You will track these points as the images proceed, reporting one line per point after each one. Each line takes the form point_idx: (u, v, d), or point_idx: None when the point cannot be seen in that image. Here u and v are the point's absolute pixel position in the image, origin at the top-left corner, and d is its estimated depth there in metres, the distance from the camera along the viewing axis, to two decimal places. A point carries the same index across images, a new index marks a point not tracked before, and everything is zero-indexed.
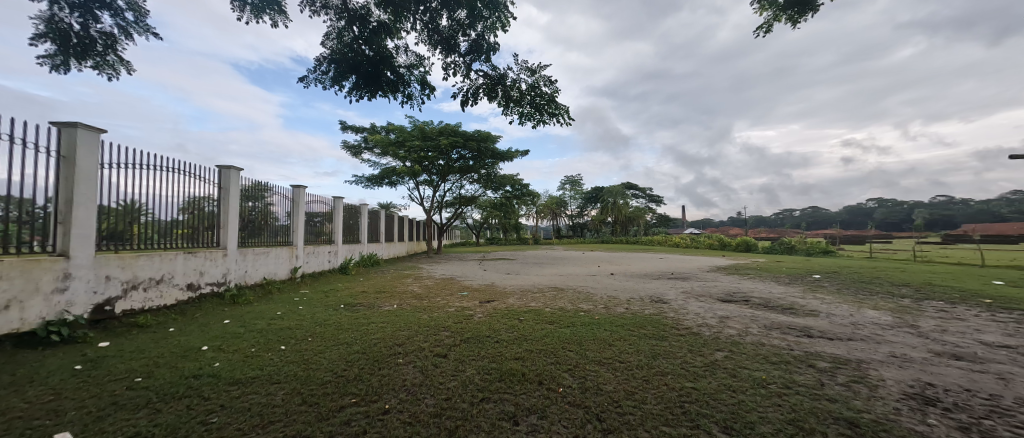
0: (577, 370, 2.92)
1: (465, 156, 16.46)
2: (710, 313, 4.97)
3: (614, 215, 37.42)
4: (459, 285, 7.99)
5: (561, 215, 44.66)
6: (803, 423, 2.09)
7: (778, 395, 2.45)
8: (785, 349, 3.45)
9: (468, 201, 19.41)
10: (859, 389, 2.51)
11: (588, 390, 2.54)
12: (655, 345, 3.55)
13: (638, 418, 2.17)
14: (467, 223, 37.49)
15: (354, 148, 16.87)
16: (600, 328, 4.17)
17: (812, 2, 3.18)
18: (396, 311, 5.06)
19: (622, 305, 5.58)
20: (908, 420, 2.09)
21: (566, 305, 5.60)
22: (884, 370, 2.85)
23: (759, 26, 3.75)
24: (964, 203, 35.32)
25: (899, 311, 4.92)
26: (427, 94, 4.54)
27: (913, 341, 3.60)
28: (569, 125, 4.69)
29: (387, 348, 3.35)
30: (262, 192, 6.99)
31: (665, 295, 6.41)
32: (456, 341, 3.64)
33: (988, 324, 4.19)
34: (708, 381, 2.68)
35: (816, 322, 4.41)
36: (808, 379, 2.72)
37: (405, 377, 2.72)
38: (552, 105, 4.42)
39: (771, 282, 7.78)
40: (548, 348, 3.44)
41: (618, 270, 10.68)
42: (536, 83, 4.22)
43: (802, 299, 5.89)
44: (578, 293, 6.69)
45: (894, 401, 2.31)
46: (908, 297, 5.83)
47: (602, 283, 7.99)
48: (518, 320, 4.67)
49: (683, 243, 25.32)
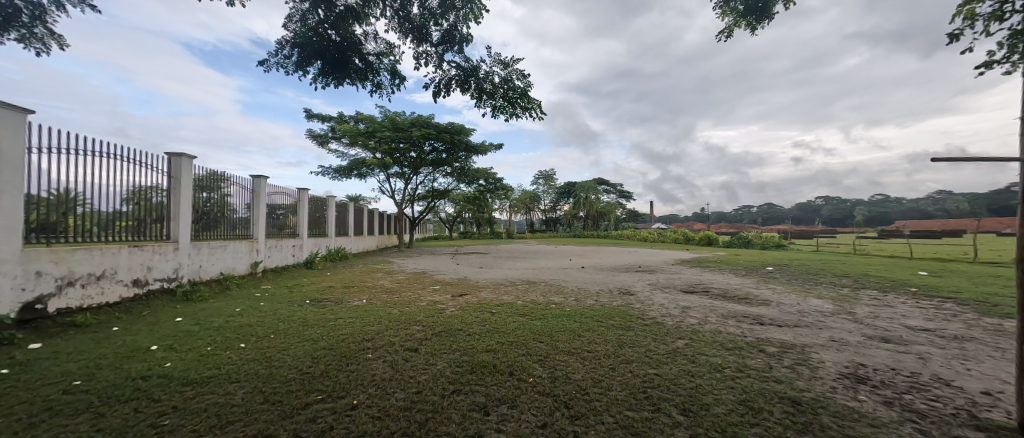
0: (548, 360, 2.99)
1: (438, 149, 16.16)
2: (673, 304, 5.23)
3: (586, 210, 38.07)
4: (432, 279, 7.92)
5: (534, 210, 44.99)
6: (753, 403, 2.26)
7: (731, 378, 2.63)
8: (739, 336, 3.69)
9: (441, 195, 19.08)
10: (802, 370, 2.75)
11: (558, 380, 2.61)
12: (622, 335, 3.69)
13: (604, 404, 2.26)
14: (439, 217, 36.85)
15: (321, 136, 16.13)
16: (570, 320, 4.27)
17: (769, 10, 3.36)
18: (365, 306, 4.94)
19: (591, 297, 5.75)
20: (843, 397, 2.31)
21: (538, 298, 5.68)
22: (824, 353, 3.13)
23: (722, 31, 3.92)
24: (898, 202, 38.75)
25: (840, 299, 5.38)
26: (397, 84, 4.43)
27: (850, 327, 3.95)
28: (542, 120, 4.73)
29: (356, 344, 3.28)
30: (219, 182, 6.57)
31: (633, 287, 6.62)
32: (427, 335, 3.62)
33: (913, 310, 4.68)
34: (669, 368, 2.83)
35: (767, 310, 4.75)
36: (759, 362, 2.93)
37: (375, 372, 2.68)
38: (525, 99, 4.43)
39: (730, 274, 8.27)
40: (519, 340, 3.50)
41: (589, 264, 10.91)
42: (509, 77, 4.21)
43: (756, 289, 6.32)
44: (550, 286, 6.81)
45: (831, 381, 2.55)
46: (848, 287, 6.38)
47: (573, 276, 8.15)
48: (490, 313, 4.70)
49: (652, 238, 26.12)
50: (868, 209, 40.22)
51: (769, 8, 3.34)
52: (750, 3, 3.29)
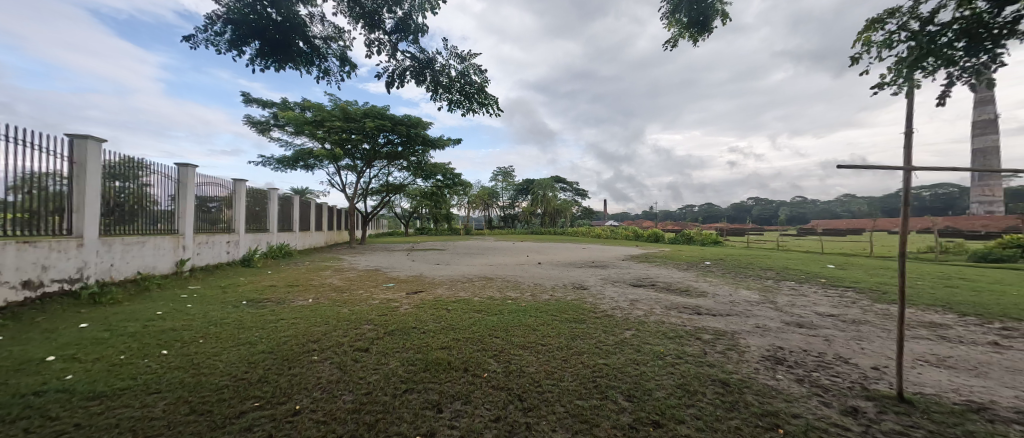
0: (502, 355, 3.02)
1: (393, 141, 15.56)
2: (622, 297, 5.52)
3: (543, 207, 38.81)
4: (385, 276, 7.65)
5: (493, 206, 44.92)
6: (689, 386, 2.46)
7: (672, 364, 2.83)
8: (679, 325, 3.98)
9: (396, 189, 18.43)
10: (731, 355, 3.03)
11: (512, 374, 2.65)
12: (575, 328, 3.83)
13: (555, 395, 2.34)
14: (394, 213, 35.57)
15: (261, 123, 14.86)
16: (525, 315, 4.35)
17: (709, 25, 3.62)
18: (311, 305, 4.66)
19: (546, 292, 5.90)
20: (764, 376, 2.59)
21: (494, 294, 5.70)
22: (750, 338, 3.47)
23: (669, 41, 4.15)
24: (814, 204, 43.73)
25: (765, 290, 6.00)
26: (347, 71, 4.21)
27: (772, 314, 4.41)
28: (498, 116, 4.75)
29: (299, 346, 3.08)
30: (135, 170, 5.83)
31: (586, 282, 6.87)
32: (379, 334, 3.50)
33: (822, 298, 5.34)
34: (617, 357, 2.98)
35: (704, 301, 5.17)
36: (695, 349, 3.18)
37: (320, 375, 2.54)
38: (482, 95, 4.42)
39: (674, 268, 8.88)
40: (475, 336, 3.49)
41: (545, 260, 11.13)
42: (466, 71, 4.17)
43: (696, 282, 6.85)
44: (507, 282, 6.87)
45: (755, 363, 2.84)
46: (772, 278, 7.12)
47: (530, 272, 8.28)
48: (446, 309, 4.64)
49: (605, 234, 27.23)
50: (790, 209, 45.03)
51: (709, 23, 3.60)
52: (694, 16, 3.52)
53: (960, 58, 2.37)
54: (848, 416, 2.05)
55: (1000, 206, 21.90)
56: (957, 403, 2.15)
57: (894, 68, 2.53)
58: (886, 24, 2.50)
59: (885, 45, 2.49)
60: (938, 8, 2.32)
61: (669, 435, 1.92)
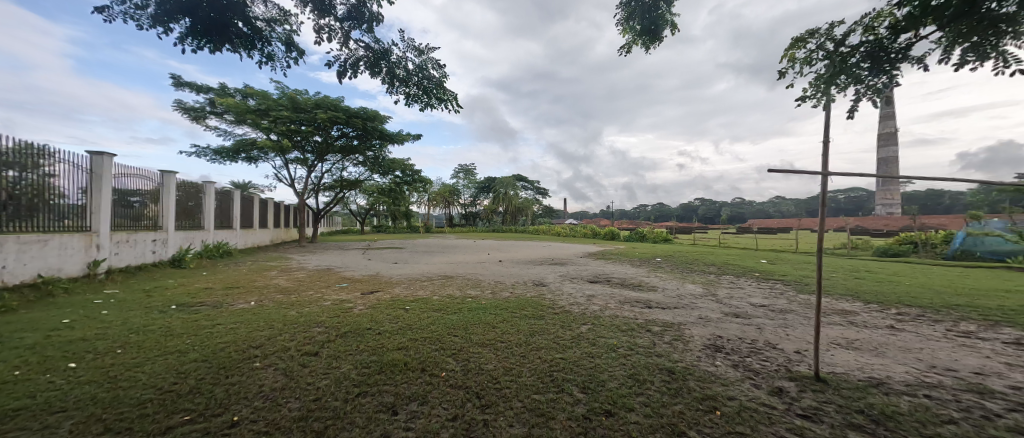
0: (461, 353, 3.00)
1: (348, 134, 14.83)
2: (579, 293, 5.71)
3: (505, 205, 38.94)
4: (339, 276, 7.29)
5: (454, 204, 44.26)
6: (639, 376, 2.59)
7: (624, 356, 2.97)
8: (632, 318, 4.19)
9: (351, 185, 17.60)
10: (677, 344, 3.25)
11: (470, 371, 2.64)
12: (534, 324, 3.89)
13: (513, 390, 2.37)
14: (349, 210, 33.92)
15: (195, 110, 13.50)
16: (485, 312, 4.35)
17: (660, 34, 3.81)
18: (254, 308, 4.33)
19: (507, 289, 5.95)
20: (705, 363, 2.80)
21: (454, 293, 5.65)
22: (694, 329, 3.74)
23: (624, 46, 4.33)
24: (751, 205, 47.79)
25: (708, 283, 6.48)
26: (294, 57, 3.95)
27: (713, 306, 4.78)
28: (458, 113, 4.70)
29: (238, 353, 2.85)
30: (33, 158, 5.06)
31: (546, 279, 7.02)
32: (330, 337, 3.33)
33: (755, 290, 5.88)
34: (573, 351, 3.08)
35: (654, 295, 5.48)
36: (645, 340, 3.37)
37: (263, 382, 2.37)
38: (441, 90, 4.35)
39: (628, 265, 9.32)
40: (433, 335, 3.43)
41: (506, 257, 11.18)
42: (424, 65, 4.07)
43: (648, 277, 7.24)
44: (467, 280, 6.84)
45: (697, 351, 3.06)
46: (714, 273, 7.70)
47: (490, 270, 8.30)
48: (403, 309, 4.52)
49: (565, 232, 27.86)
50: (731, 209, 48.85)
51: (659, 32, 3.79)
52: (645, 24, 3.70)
53: (865, 77, 2.70)
54: (774, 396, 2.27)
55: (898, 208, 25.31)
56: (862, 379, 2.46)
57: (814, 83, 2.82)
58: (807, 43, 2.78)
59: (807, 61, 2.78)
60: (849, 32, 2.62)
61: (620, 423, 2.02)
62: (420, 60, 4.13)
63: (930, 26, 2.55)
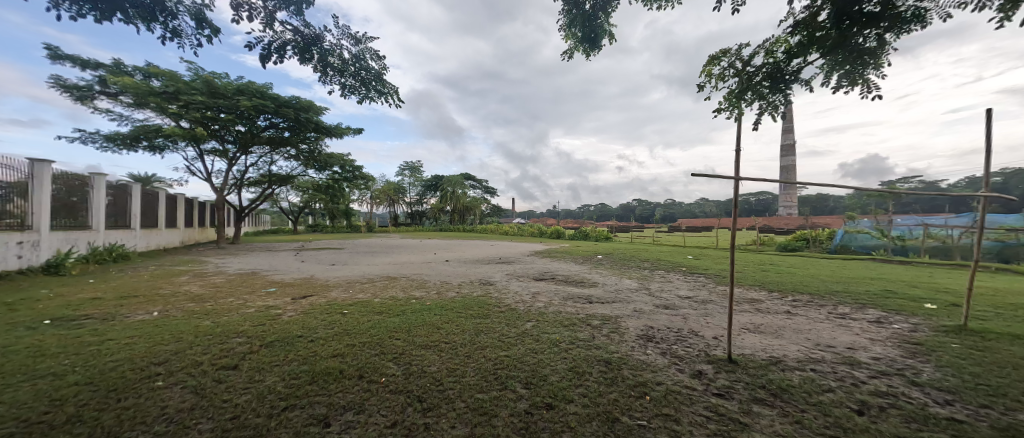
0: (403, 356, 2.90)
1: (277, 125, 13.57)
2: (525, 291, 5.82)
3: (452, 204, 38.33)
4: (266, 280, 6.64)
5: (399, 202, 42.35)
6: (579, 368, 2.70)
7: (566, 350, 3.08)
8: (574, 313, 4.37)
9: (281, 180, 16.13)
10: (614, 336, 3.45)
11: (412, 375, 2.56)
12: (479, 323, 3.88)
13: (456, 391, 2.34)
14: (280, 208, 31.03)
15: (80, 89, 11.42)
16: (430, 313, 4.25)
17: (599, 42, 4.01)
18: (157, 320, 3.77)
19: (453, 289, 5.87)
20: (637, 352, 3.01)
21: (397, 294, 5.43)
22: (629, 321, 4.00)
23: (566, 51, 4.49)
24: (681, 206, 52.21)
25: (642, 278, 6.96)
26: (207, 35, 3.52)
27: (646, 299, 5.15)
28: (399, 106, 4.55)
29: (135, 372, 2.47)
30: None
31: (492, 278, 7.03)
32: (254, 348, 3.03)
33: (682, 283, 6.44)
34: (517, 348, 3.12)
35: (595, 290, 5.77)
36: (586, 334, 3.52)
37: (166, 403, 2.08)
38: (380, 83, 4.17)
39: (572, 262, 9.68)
40: (372, 340, 3.28)
41: (453, 257, 11.01)
42: (361, 55, 3.86)
43: (590, 274, 7.58)
44: (411, 281, 6.61)
45: (631, 342, 3.28)
46: (648, 268, 8.30)
47: (436, 270, 8.12)
48: (341, 313, 4.25)
49: (512, 231, 28.13)
50: (663, 209, 52.92)
51: (598, 40, 3.99)
52: (586, 32, 3.87)
53: (766, 94, 3.12)
54: (695, 379, 2.51)
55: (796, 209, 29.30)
56: (764, 358, 2.81)
57: (727, 97, 3.19)
58: (721, 60, 3.12)
59: (720, 77, 3.13)
60: (753, 54, 2.99)
61: (560, 415, 2.09)
62: (358, 50, 3.90)
63: (815, 54, 3.01)
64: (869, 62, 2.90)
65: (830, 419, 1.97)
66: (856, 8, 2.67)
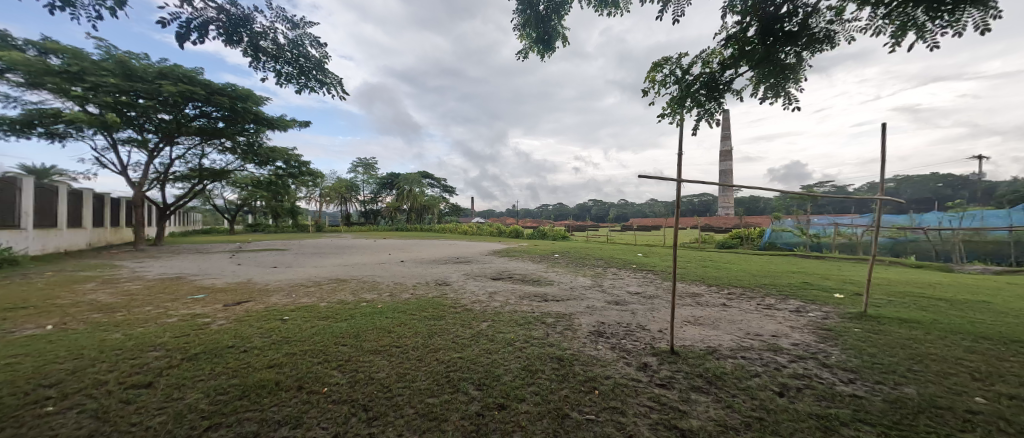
0: (349, 364, 2.74)
1: (210, 114, 12.34)
2: (482, 290, 5.77)
3: (409, 202, 37.18)
4: (194, 286, 5.99)
5: (352, 200, 40.28)
6: (532, 366, 2.72)
7: (520, 349, 3.09)
8: (529, 312, 4.41)
9: (214, 175, 14.69)
10: (567, 333, 3.53)
11: (358, 383, 2.43)
12: (433, 325, 3.78)
13: (406, 397, 2.25)
14: (213, 205, 28.23)
15: None
16: (381, 316, 4.07)
17: (552, 44, 4.07)
18: (50, 334, 3.25)
19: (407, 290, 5.68)
20: (589, 348, 3.10)
21: (346, 297, 5.15)
22: (582, 317, 4.11)
23: (521, 51, 4.50)
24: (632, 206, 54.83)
25: (596, 276, 7.20)
26: (110, 7, 3.11)
27: (599, 296, 5.34)
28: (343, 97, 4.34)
29: (16, 397, 2.10)
30: None
31: (449, 278, 6.90)
32: (174, 362, 2.71)
33: (632, 279, 6.76)
34: (471, 349, 3.08)
35: (551, 289, 5.87)
36: (540, 332, 3.56)
37: (56, 432, 1.79)
38: (321, 72, 3.94)
39: (529, 261, 9.79)
40: (316, 347, 3.07)
41: (409, 257, 10.66)
42: (299, 41, 3.61)
43: (546, 272, 7.72)
44: (362, 283, 6.31)
45: (583, 338, 3.37)
46: (602, 266, 8.61)
47: (390, 271, 7.82)
48: (281, 320, 3.94)
49: (471, 230, 27.89)
50: (617, 209, 55.26)
51: (552, 42, 4.05)
52: (540, 33, 3.91)
53: (703, 102, 3.35)
54: (641, 371, 2.63)
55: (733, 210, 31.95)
56: (702, 349, 3.02)
57: (670, 103, 3.39)
58: (663, 68, 3.30)
59: (663, 84, 3.31)
60: (691, 64, 3.19)
61: (511, 415, 2.08)
62: (293, 35, 3.64)
63: (745, 66, 3.28)
64: (789, 76, 3.21)
65: (756, 402, 2.15)
66: (778, 26, 2.96)
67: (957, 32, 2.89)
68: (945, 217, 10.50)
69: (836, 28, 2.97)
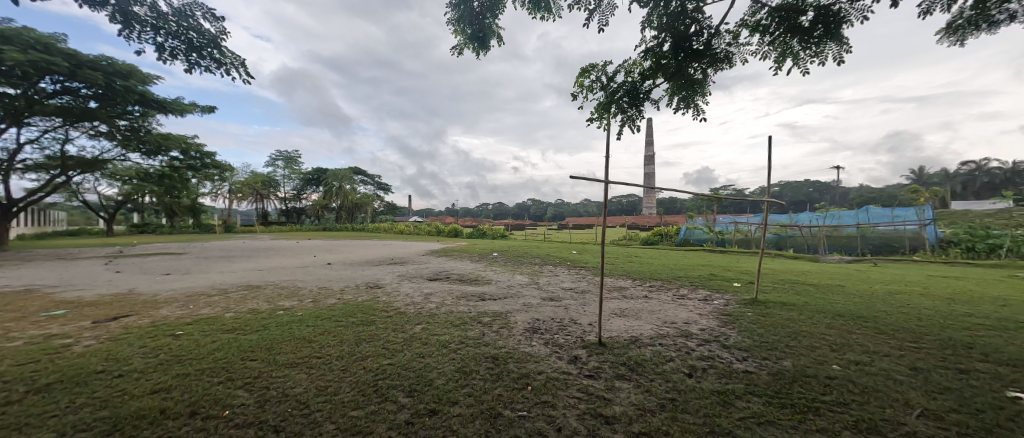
0: (258, 381, 2.44)
1: (79, 92, 10.21)
2: (417, 292, 5.56)
3: (339, 200, 34.56)
4: (54, 300, 4.89)
5: (270, 198, 36.28)
6: (466, 368, 2.68)
7: (455, 351, 3.02)
8: (466, 312, 4.35)
9: (85, 165, 12.18)
10: (503, 331, 3.54)
11: (269, 401, 2.17)
12: (361, 331, 3.54)
13: (325, 412, 2.07)
14: (85, 201, 23.40)
15: None
16: (301, 325, 3.70)
17: (487, 42, 4.07)
18: None
19: (333, 296, 5.24)
20: (523, 345, 3.14)
21: (259, 306, 4.59)
22: (519, 315, 4.17)
23: (455, 46, 4.43)
24: (567, 206, 57.29)
25: (533, 273, 7.36)
26: None
27: (535, 293, 5.47)
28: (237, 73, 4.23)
29: None
30: None
31: (382, 280, 6.53)
32: (15, 396, 2.17)
33: (567, 276, 7.05)
34: (403, 354, 2.94)
35: (489, 287, 5.87)
36: (475, 332, 3.53)
37: None
38: (213, 47, 3.80)
39: (468, 260, 9.68)
40: (217, 365, 2.68)
41: (337, 259, 9.90)
42: (184, 12, 3.45)
43: (484, 271, 7.70)
44: (280, 289, 5.69)
45: (518, 335, 3.41)
46: (538, 264, 8.85)
47: (314, 275, 7.17)
48: (173, 335, 3.39)
49: (407, 230, 26.79)
50: (554, 209, 57.21)
51: (487, 40, 4.05)
52: (474, 30, 3.88)
53: (626, 108, 3.60)
54: (571, 364, 2.73)
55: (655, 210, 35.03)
56: (626, 338, 3.24)
57: (598, 108, 3.58)
58: (590, 74, 3.48)
59: (590, 89, 3.49)
60: (615, 72, 3.40)
61: (442, 420, 2.02)
62: (178, 7, 3.50)
63: (661, 77, 3.58)
64: (696, 89, 3.59)
65: (670, 384, 2.36)
66: (687, 44, 3.28)
67: (822, 61, 3.47)
68: (814, 216, 12.66)
69: (733, 50, 3.38)
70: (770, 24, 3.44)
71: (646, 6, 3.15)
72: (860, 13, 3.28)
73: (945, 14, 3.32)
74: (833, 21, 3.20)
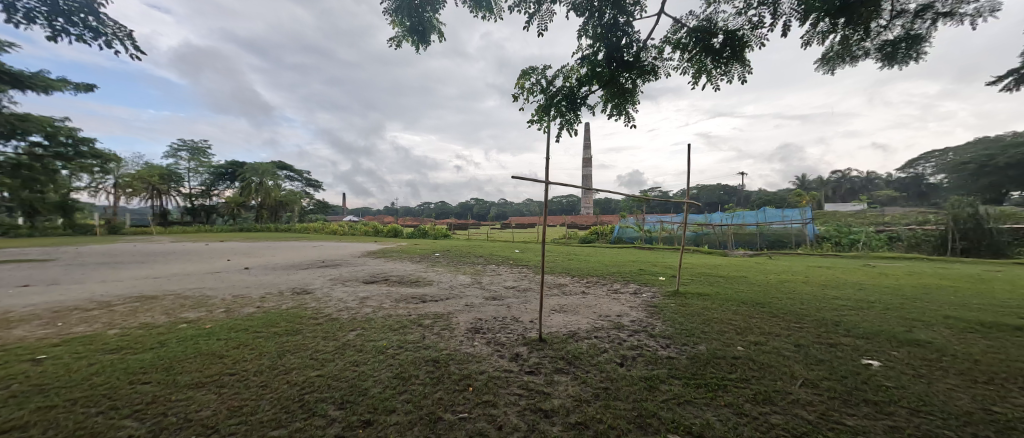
0: (153, 407, 2.09)
1: None
2: (351, 296, 5.20)
3: (259, 197, 31.14)
4: None
5: (170, 194, 31.48)
6: (405, 373, 2.57)
7: (392, 356, 2.89)
8: (406, 315, 4.18)
9: None
10: (444, 333, 3.47)
11: (167, 430, 1.88)
12: (286, 342, 3.23)
13: (239, 435, 1.84)
14: None
15: None
16: (211, 339, 3.26)
17: (427, 37, 3.96)
18: None
19: (252, 304, 4.69)
20: (465, 346, 3.11)
21: (155, 320, 3.95)
22: (461, 316, 4.11)
23: (394, 39, 4.25)
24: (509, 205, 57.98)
25: (475, 273, 7.31)
26: None
27: (477, 293, 5.43)
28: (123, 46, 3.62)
29: None
30: None
31: (310, 285, 6.00)
32: None
33: (509, 275, 7.12)
34: (334, 364, 2.73)
35: (430, 289, 5.70)
36: (415, 335, 3.41)
37: None
38: (88, 15, 3.22)
39: (407, 261, 9.31)
40: (97, 392, 2.25)
41: (257, 263, 8.90)
42: None
43: (425, 272, 7.47)
44: (183, 299, 4.94)
45: (460, 336, 3.37)
46: (481, 263, 8.81)
47: (228, 281, 6.36)
48: (35, 359, 2.78)
49: (341, 230, 25.07)
50: (496, 209, 57.56)
51: (427, 35, 3.93)
52: (413, 23, 3.74)
53: (564, 112, 3.73)
54: (512, 361, 2.77)
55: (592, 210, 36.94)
56: (565, 333, 3.36)
57: (538, 111, 3.66)
58: (531, 77, 3.56)
59: (531, 92, 3.56)
60: (554, 77, 3.52)
61: (378, 430, 1.91)
62: None
63: (596, 85, 3.77)
64: (627, 97, 3.84)
65: (604, 374, 2.50)
66: (618, 55, 3.50)
67: (729, 80, 3.93)
68: (725, 216, 14.30)
69: (658, 63, 3.68)
70: (688, 42, 3.79)
71: (582, 15, 3.30)
72: (758, 40, 3.77)
73: (821, 46, 3.94)
74: (737, 45, 3.64)
